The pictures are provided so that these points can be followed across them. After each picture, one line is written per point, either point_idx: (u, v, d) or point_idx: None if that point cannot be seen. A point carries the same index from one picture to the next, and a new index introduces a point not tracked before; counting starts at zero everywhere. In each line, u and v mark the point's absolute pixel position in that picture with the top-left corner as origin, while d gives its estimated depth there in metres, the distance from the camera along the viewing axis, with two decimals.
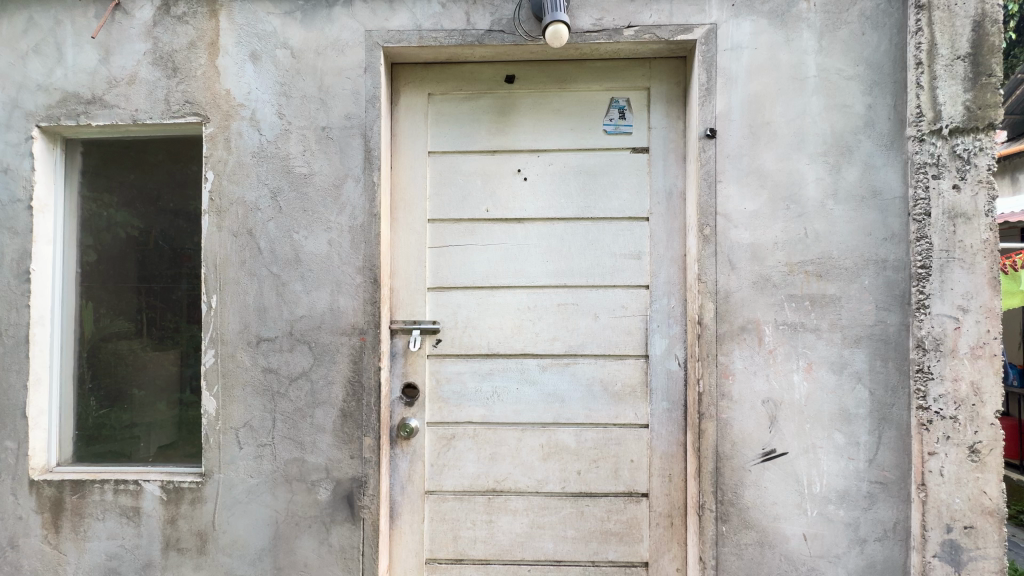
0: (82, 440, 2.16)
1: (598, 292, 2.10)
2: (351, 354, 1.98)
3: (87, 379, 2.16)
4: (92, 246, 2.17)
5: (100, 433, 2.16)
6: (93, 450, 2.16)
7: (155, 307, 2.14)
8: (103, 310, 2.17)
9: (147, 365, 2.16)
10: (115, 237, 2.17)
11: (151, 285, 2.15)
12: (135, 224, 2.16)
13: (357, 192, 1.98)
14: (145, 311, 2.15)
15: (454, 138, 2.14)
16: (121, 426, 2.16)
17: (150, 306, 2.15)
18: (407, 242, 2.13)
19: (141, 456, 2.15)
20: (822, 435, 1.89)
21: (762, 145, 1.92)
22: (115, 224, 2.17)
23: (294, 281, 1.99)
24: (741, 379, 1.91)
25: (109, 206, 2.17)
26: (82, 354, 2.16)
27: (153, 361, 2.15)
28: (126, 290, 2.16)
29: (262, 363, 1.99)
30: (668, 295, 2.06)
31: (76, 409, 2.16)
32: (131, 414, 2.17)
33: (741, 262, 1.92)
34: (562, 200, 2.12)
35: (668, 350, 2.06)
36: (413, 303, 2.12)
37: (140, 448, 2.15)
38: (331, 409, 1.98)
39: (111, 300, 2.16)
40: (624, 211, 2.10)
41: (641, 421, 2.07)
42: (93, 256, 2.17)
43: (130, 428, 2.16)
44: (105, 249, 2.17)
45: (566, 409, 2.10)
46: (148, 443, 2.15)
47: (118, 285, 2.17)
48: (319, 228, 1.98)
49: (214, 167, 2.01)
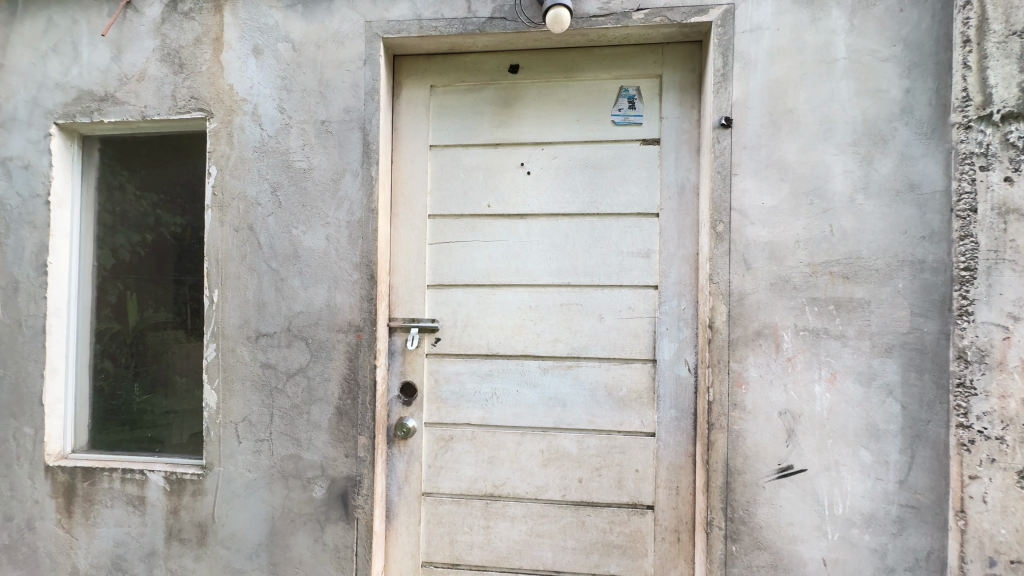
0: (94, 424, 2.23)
1: (603, 292, 2.00)
2: (348, 351, 1.95)
3: (127, 367, 2.23)
4: (138, 241, 2.23)
5: (144, 419, 2.22)
6: (136, 437, 2.22)
7: (199, 299, 2.16)
8: (148, 300, 2.21)
9: (189, 354, 2.17)
10: (158, 232, 2.21)
11: (189, 276, 2.17)
12: (176, 220, 2.18)
13: (356, 187, 1.95)
14: (186, 302, 2.17)
15: (456, 131, 2.08)
16: (160, 412, 2.21)
17: (191, 298, 2.17)
18: (406, 238, 2.09)
19: (174, 443, 2.18)
20: (846, 451, 1.73)
21: (784, 134, 1.76)
22: (161, 221, 2.20)
23: (293, 276, 1.97)
24: (756, 388, 1.76)
25: (153, 201, 2.21)
26: (127, 343, 2.23)
27: (194, 351, 2.17)
28: (166, 280, 2.19)
29: (261, 359, 1.99)
30: (679, 297, 1.93)
31: (121, 396, 2.24)
32: (170, 401, 2.21)
33: (758, 262, 1.77)
34: (568, 195, 2.02)
35: (677, 354, 1.93)
36: (412, 300, 2.08)
37: (173, 435, 2.18)
38: (327, 407, 1.96)
39: (153, 290, 2.20)
40: (632, 207, 1.98)
41: (648, 430, 1.96)
42: (140, 250, 2.22)
43: (169, 416, 2.19)
44: (149, 243, 2.22)
45: (568, 414, 2.00)
46: (181, 430, 2.17)
47: (159, 276, 2.20)
48: (318, 223, 1.96)
49: (217, 162, 2.02)
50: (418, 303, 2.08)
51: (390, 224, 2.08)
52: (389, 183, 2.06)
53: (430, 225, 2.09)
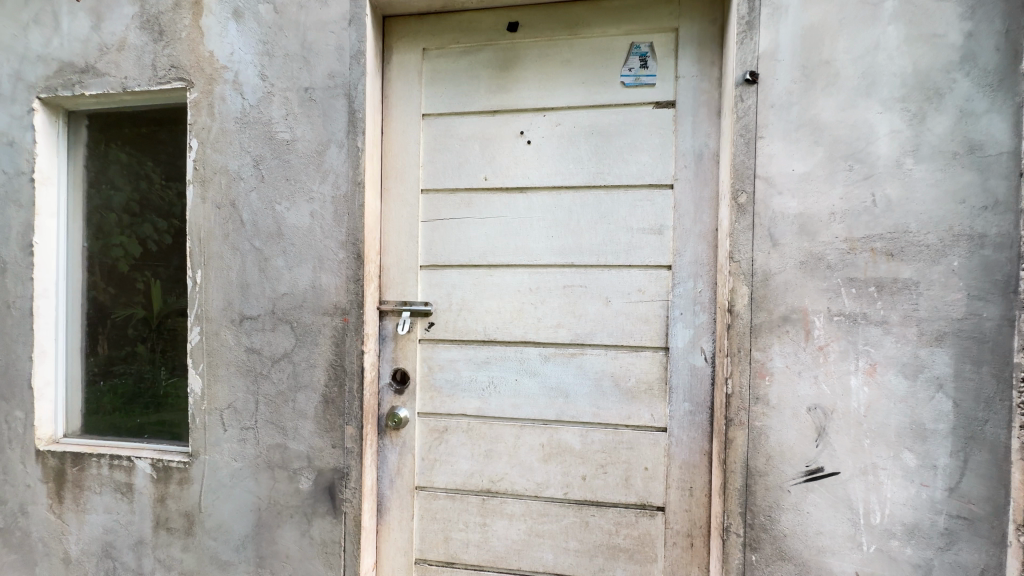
0: (113, 411, 2.18)
1: (611, 273, 1.81)
2: (334, 336, 1.82)
3: (141, 351, 2.15)
4: (141, 222, 2.13)
5: (139, 405, 2.15)
6: (131, 423, 2.16)
7: None
8: (151, 284, 2.11)
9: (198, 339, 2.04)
10: (143, 211, 2.13)
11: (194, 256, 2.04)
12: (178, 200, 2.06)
13: (341, 159, 1.81)
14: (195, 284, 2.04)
15: (450, 98, 1.91)
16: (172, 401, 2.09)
17: None
18: (397, 215, 1.94)
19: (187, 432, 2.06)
20: (885, 453, 1.52)
21: (819, 90, 1.53)
22: (152, 202, 2.12)
23: (277, 256, 1.85)
24: (782, 380, 1.56)
25: (139, 180, 2.14)
26: (144, 325, 2.14)
27: None
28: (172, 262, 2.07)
29: (245, 343, 1.89)
30: (695, 278, 1.73)
31: (118, 381, 2.19)
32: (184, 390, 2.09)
33: (785, 237, 1.55)
34: (571, 166, 1.83)
35: (693, 341, 1.74)
36: (404, 282, 1.94)
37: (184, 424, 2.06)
38: (313, 394, 1.84)
39: (154, 273, 2.11)
40: (642, 178, 1.78)
41: (658, 425, 1.78)
42: (142, 232, 2.13)
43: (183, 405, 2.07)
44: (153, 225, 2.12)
45: (571, 406, 1.84)
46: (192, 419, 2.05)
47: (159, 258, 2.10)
48: (302, 198, 1.83)
49: (198, 135, 1.91)
50: (410, 285, 1.94)
51: (380, 200, 1.93)
52: (378, 155, 1.92)
53: (423, 201, 1.94)
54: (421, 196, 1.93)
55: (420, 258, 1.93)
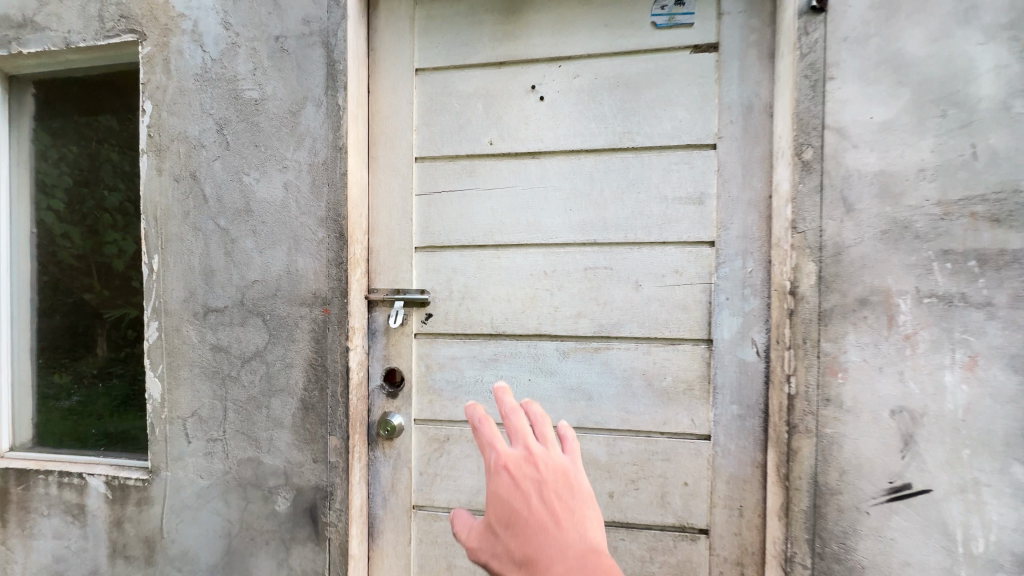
0: (76, 419, 1.90)
1: (641, 251, 1.52)
2: (313, 330, 1.54)
3: (104, 350, 1.87)
4: (95, 202, 1.86)
5: (95, 412, 1.88)
6: (87, 433, 1.88)
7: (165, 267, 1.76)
8: (106, 272, 1.84)
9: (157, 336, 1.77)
10: (97, 190, 1.86)
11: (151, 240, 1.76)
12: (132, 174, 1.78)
13: (319, 120, 1.52)
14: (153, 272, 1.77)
15: (449, 49, 1.62)
16: (129, 405, 1.83)
17: None
18: (388, 188, 1.65)
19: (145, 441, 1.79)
20: (991, 467, 1.22)
21: (903, 18, 1.24)
22: (105, 178, 1.84)
23: (245, 236, 1.57)
24: (859, 378, 1.27)
25: (90, 154, 1.87)
26: (97, 320, 1.88)
27: None
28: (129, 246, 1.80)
29: (211, 340, 1.61)
30: (744, 255, 1.44)
31: (74, 384, 1.92)
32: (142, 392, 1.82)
33: (862, 201, 1.26)
34: (593, 125, 1.54)
35: (742, 332, 1.45)
36: (396, 267, 1.65)
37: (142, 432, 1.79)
38: (290, 399, 1.56)
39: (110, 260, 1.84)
40: (679, 137, 1.49)
41: (700, 432, 1.49)
42: (96, 214, 1.86)
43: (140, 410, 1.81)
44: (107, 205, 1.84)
45: (594, 410, 1.55)
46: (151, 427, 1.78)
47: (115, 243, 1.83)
48: (273, 168, 1.55)
49: (153, 96, 1.62)
50: (403, 271, 1.65)
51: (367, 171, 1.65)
52: (365, 118, 1.63)
53: (417, 171, 1.65)
54: (416, 165, 1.65)
55: (414, 239, 1.65)
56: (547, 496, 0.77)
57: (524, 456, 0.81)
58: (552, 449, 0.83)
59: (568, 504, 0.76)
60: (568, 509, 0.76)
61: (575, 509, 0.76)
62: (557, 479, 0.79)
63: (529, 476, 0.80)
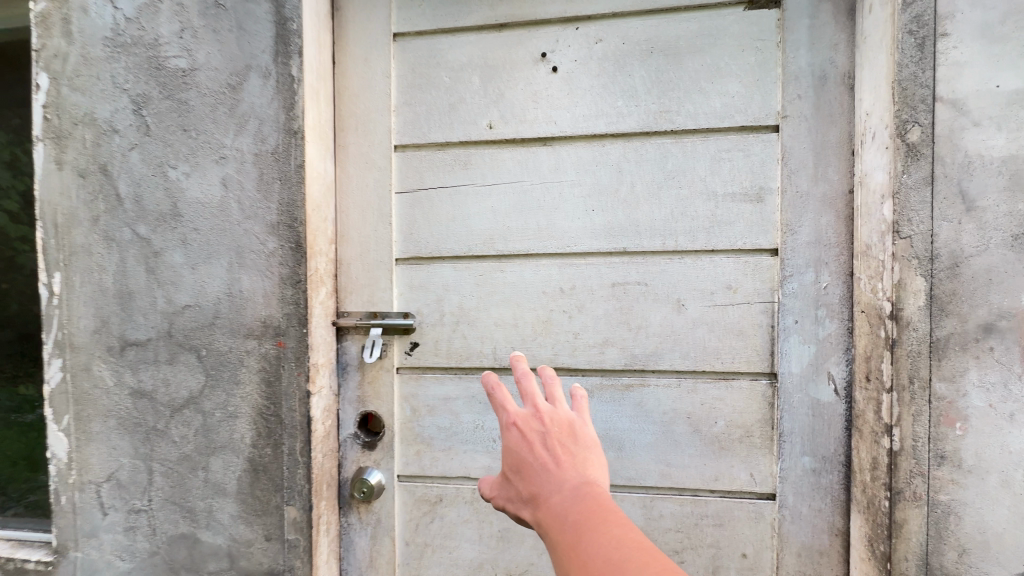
0: None
1: (683, 263, 1.20)
2: (263, 370, 1.18)
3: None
4: None
5: None
6: None
7: None
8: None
9: None
10: None
11: None
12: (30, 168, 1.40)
13: (266, 95, 1.16)
14: None
15: (435, 8, 1.28)
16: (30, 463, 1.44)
17: None
18: (359, 185, 1.31)
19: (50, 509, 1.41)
20: None
21: None
22: None
23: (172, 249, 1.21)
24: (983, 429, 0.96)
25: None
26: None
27: None
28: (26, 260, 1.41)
29: (130, 383, 1.24)
30: (817, 267, 1.13)
31: None
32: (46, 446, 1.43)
33: (986, 197, 0.95)
34: (620, 102, 1.21)
35: (815, 364, 1.14)
36: (372, 285, 1.31)
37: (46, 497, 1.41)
38: (235, 459, 1.20)
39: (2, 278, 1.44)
40: (731, 118, 1.17)
41: (762, 490, 1.18)
42: None
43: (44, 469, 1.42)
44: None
45: (626, 463, 1.23)
46: None
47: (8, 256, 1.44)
48: (208, 159, 1.19)
49: (48, 66, 1.24)
50: (380, 289, 1.31)
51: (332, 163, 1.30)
52: (328, 96, 1.28)
53: (397, 164, 1.31)
54: (395, 156, 1.30)
55: (394, 249, 1.30)
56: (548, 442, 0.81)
57: (531, 411, 0.85)
58: (560, 406, 0.86)
59: (570, 451, 0.80)
60: (570, 457, 0.79)
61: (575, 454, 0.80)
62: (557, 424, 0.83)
63: (537, 428, 0.83)
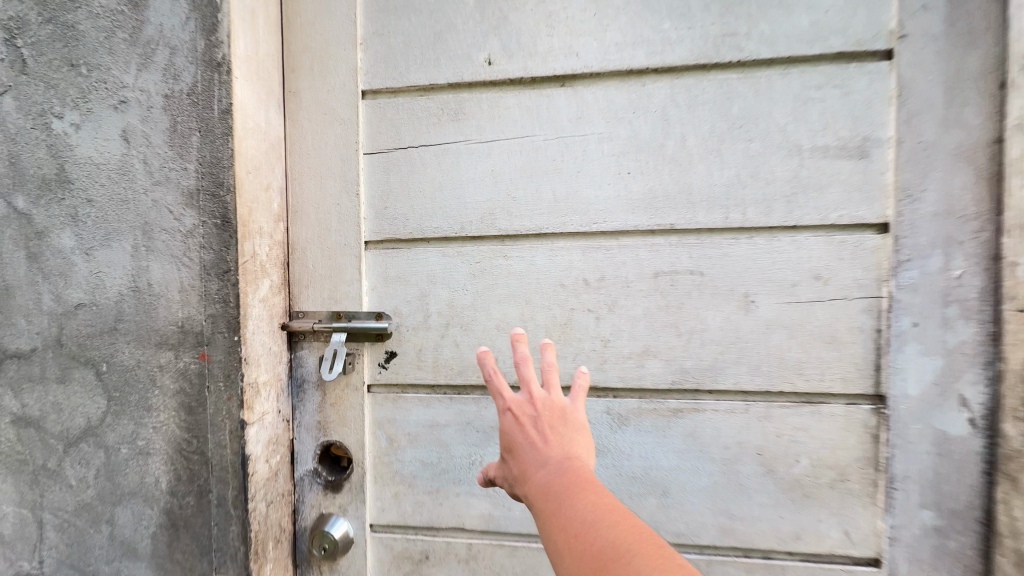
0: None
1: (753, 245, 0.88)
2: (182, 391, 0.87)
3: None
4: None
5: None
6: None
7: None
8: None
9: None
10: None
11: None
12: None
13: (180, 14, 0.84)
14: None
15: None
16: None
17: None
18: (315, 144, 0.98)
19: None
20: None
21: None
22: None
23: (60, 228, 0.89)
24: None
25: None
26: None
27: None
28: None
29: (12, 408, 0.93)
30: (945, 249, 0.81)
31: None
32: None
33: None
34: (667, 25, 0.89)
35: (941, 384, 0.82)
36: (334, 276, 0.99)
37: None
38: (147, 510, 0.89)
39: None
40: (822, 42, 0.84)
41: (861, 554, 0.86)
42: None
43: None
44: None
45: (674, 514, 0.91)
46: None
47: None
48: (104, 104, 0.87)
49: None
50: (345, 283, 0.99)
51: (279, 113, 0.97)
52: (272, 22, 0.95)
53: (365, 116, 0.98)
54: (362, 105, 0.98)
55: (363, 229, 0.98)
56: (535, 421, 0.64)
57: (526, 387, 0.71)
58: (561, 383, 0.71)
59: (561, 432, 0.62)
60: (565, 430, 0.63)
61: (567, 436, 0.63)
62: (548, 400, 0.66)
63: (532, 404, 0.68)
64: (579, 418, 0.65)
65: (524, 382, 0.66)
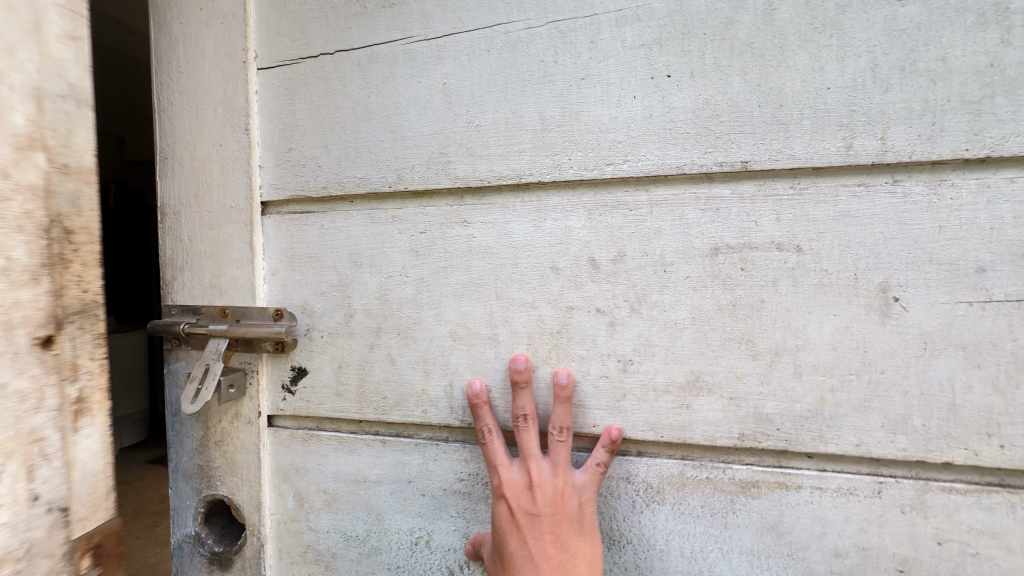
0: None
1: (897, 198, 0.49)
2: None
3: None
4: None
5: None
6: None
7: None
8: None
9: None
10: None
11: None
12: None
13: None
14: None
15: None
16: None
17: None
18: (186, 57, 0.66)
19: None
20: None
21: None
22: None
23: None
24: None
25: None
26: None
27: None
28: None
29: None
30: None
31: None
32: None
33: None
34: None
35: None
36: (217, 254, 0.66)
37: None
38: None
39: None
40: None
41: None
42: None
43: None
44: None
45: None
46: None
47: None
48: None
49: None
50: (232, 265, 0.66)
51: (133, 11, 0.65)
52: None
53: (258, 11, 0.65)
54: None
55: (257, 183, 0.65)
56: (535, 518, 0.50)
57: (522, 483, 0.51)
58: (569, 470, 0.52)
59: (567, 542, 0.49)
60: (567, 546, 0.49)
61: (569, 548, 0.49)
62: (555, 496, 0.50)
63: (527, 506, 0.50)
64: (588, 516, 0.51)
65: (528, 467, 0.51)
